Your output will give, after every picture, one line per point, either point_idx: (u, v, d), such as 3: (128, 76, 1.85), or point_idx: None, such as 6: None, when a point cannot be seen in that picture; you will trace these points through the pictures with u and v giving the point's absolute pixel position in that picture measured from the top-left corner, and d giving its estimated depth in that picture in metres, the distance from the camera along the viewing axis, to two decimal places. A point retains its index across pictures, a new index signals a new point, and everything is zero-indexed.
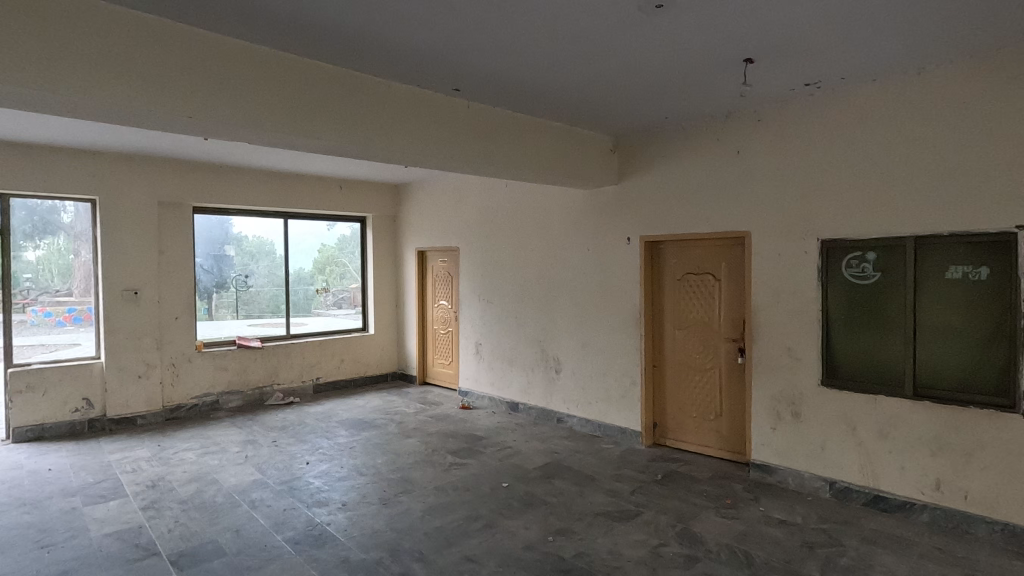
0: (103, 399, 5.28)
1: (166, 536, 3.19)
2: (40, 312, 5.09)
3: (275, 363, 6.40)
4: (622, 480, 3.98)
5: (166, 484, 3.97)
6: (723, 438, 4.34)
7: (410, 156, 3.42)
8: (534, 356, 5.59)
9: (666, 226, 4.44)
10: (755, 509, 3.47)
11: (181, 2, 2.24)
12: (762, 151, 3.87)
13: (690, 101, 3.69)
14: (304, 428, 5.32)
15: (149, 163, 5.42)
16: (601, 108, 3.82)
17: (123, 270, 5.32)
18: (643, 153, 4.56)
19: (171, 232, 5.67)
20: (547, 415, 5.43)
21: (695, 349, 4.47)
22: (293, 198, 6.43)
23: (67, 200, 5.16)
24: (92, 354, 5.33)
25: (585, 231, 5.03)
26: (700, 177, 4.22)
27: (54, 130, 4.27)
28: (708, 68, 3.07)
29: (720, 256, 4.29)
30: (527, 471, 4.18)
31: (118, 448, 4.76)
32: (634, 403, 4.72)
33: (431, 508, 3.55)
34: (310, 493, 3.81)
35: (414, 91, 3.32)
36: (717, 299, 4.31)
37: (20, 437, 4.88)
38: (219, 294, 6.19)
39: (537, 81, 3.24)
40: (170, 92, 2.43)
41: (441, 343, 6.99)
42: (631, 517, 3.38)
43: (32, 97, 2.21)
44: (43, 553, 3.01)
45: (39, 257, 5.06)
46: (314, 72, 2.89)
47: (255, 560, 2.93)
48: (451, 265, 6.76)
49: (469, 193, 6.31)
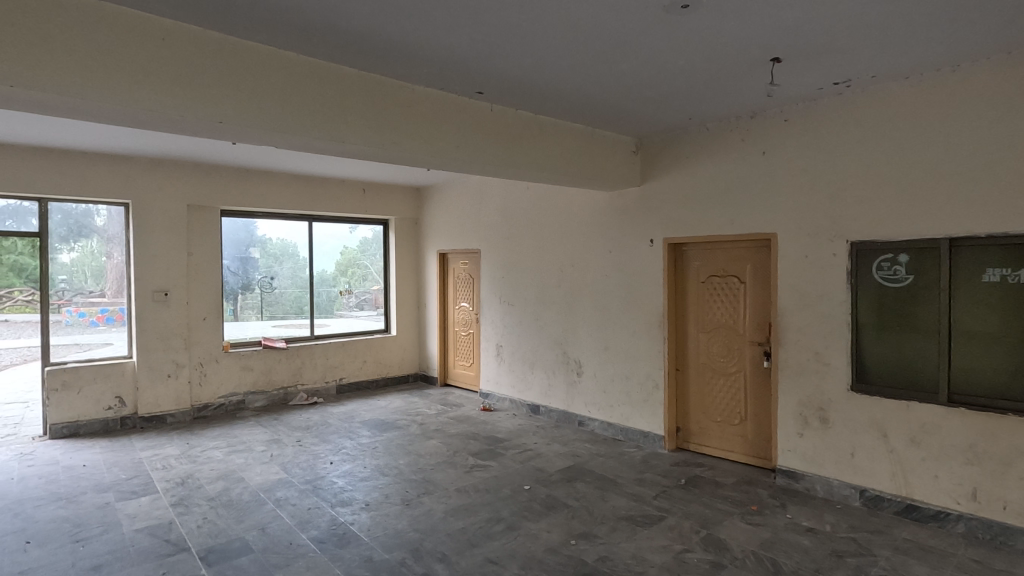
0: (134, 397, 5.43)
1: (195, 533, 3.25)
2: (74, 312, 5.24)
3: (299, 363, 6.50)
4: (645, 484, 3.94)
5: (194, 481, 4.06)
6: (748, 444, 4.27)
7: (434, 160, 3.44)
8: (555, 359, 5.58)
9: (689, 228, 4.39)
10: (782, 516, 3.40)
11: (213, 10, 2.30)
12: (789, 151, 3.81)
13: (715, 101, 3.65)
14: (327, 428, 5.38)
15: (179, 168, 5.56)
16: (624, 110, 3.80)
17: (154, 271, 5.46)
18: (666, 154, 4.52)
19: (199, 235, 5.81)
20: (568, 418, 5.41)
21: (719, 353, 4.42)
22: (318, 201, 6.53)
23: (100, 204, 5.32)
24: (124, 353, 5.48)
25: (607, 233, 5.01)
26: (724, 178, 4.17)
27: (89, 135, 4.40)
28: (733, 68, 3.04)
29: (744, 258, 4.23)
30: (548, 473, 4.16)
31: (149, 445, 4.89)
32: (657, 406, 4.67)
33: (452, 510, 3.56)
34: (334, 492, 3.85)
35: (439, 95, 3.34)
36: (741, 302, 4.26)
37: (56, 433, 5.03)
38: (244, 295, 6.31)
39: (561, 83, 3.24)
40: (203, 98, 2.50)
41: (462, 344, 7.02)
42: (654, 522, 3.34)
43: (74, 104, 2.29)
44: (78, 546, 3.10)
45: (73, 258, 5.22)
46: (339, 77, 2.93)
47: (280, 558, 2.98)
48: (471, 267, 6.79)
49: (490, 195, 6.34)
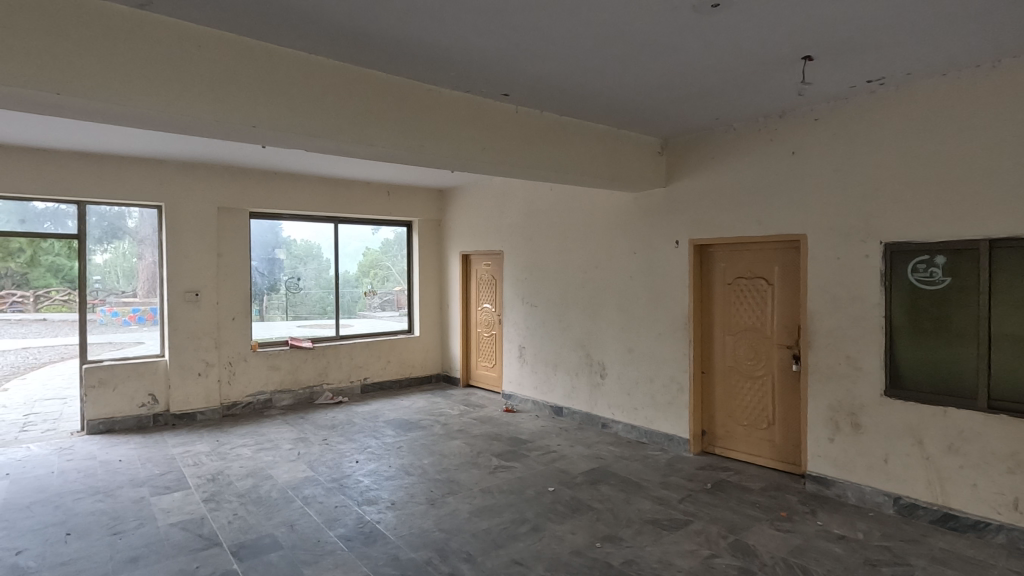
0: (166, 395, 5.56)
1: (226, 528, 3.32)
2: (108, 311, 5.39)
3: (324, 363, 6.60)
4: (670, 488, 3.91)
5: (225, 478, 4.15)
6: (776, 448, 4.20)
7: (460, 162, 3.46)
8: (578, 360, 5.56)
9: (715, 228, 4.35)
10: (812, 523, 3.34)
11: (249, 16, 2.36)
12: (820, 150, 3.74)
13: (744, 101, 3.60)
14: (352, 427, 5.46)
15: (210, 171, 5.69)
16: (649, 111, 3.78)
17: (185, 272, 5.60)
18: (691, 155, 4.48)
19: (228, 237, 5.94)
20: (592, 420, 5.39)
21: (746, 356, 4.36)
22: (343, 203, 6.61)
23: (133, 207, 5.47)
24: (156, 352, 5.62)
25: (631, 234, 4.99)
26: (752, 178, 4.11)
27: (125, 139, 4.53)
28: (763, 67, 3.00)
29: (772, 260, 4.16)
30: (573, 476, 4.15)
31: (180, 441, 5.01)
32: (682, 409, 4.62)
33: (477, 510, 3.57)
34: (360, 491, 3.91)
35: (465, 97, 3.37)
36: (769, 304, 4.19)
37: (93, 429, 5.19)
38: (270, 295, 6.42)
39: (588, 85, 3.23)
40: (238, 104, 2.56)
41: (485, 345, 7.04)
42: (680, 526, 3.31)
43: (115, 111, 2.37)
44: (115, 539, 3.19)
45: (106, 260, 5.37)
46: (368, 81, 2.97)
47: (310, 554, 3.02)
48: (494, 268, 6.81)
49: (514, 197, 6.35)
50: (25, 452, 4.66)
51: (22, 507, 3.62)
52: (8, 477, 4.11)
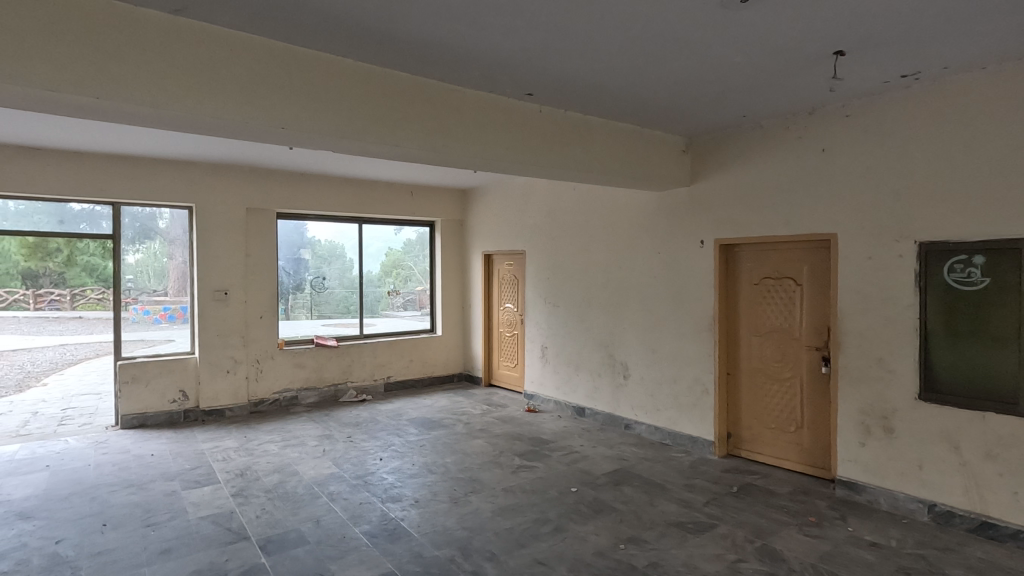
0: (196, 391, 5.70)
1: (254, 522, 3.39)
2: (140, 310, 5.53)
3: (349, 361, 6.68)
4: (694, 490, 3.86)
5: (252, 473, 4.23)
6: (804, 452, 4.11)
7: (483, 162, 3.47)
8: (601, 360, 5.53)
9: (742, 227, 4.28)
10: (842, 529, 3.27)
11: (278, 20, 2.40)
12: (851, 148, 3.65)
13: (772, 98, 3.53)
14: (376, 425, 5.52)
15: (239, 172, 5.82)
16: (673, 109, 3.74)
17: (215, 272, 5.73)
18: (717, 153, 4.42)
19: (256, 237, 6.06)
20: (614, 421, 5.35)
21: (773, 357, 4.28)
22: (367, 204, 6.69)
23: (164, 208, 5.61)
24: (186, 349, 5.76)
25: (654, 233, 4.95)
26: (780, 177, 4.04)
27: (156, 142, 4.65)
28: (793, 63, 2.94)
29: (801, 260, 4.08)
30: (595, 477, 4.12)
31: (210, 437, 5.13)
32: (707, 411, 4.56)
33: (499, 510, 3.58)
34: (383, 488, 3.95)
35: (489, 97, 3.37)
36: (798, 305, 4.11)
37: (126, 424, 5.35)
38: (296, 295, 6.53)
39: (612, 83, 3.21)
40: (268, 107, 2.61)
41: (507, 345, 7.05)
42: (706, 530, 3.27)
43: (150, 114, 2.43)
44: (149, 531, 3.28)
45: (138, 259, 5.52)
46: (393, 81, 3.00)
47: (335, 550, 3.06)
48: (516, 268, 6.82)
49: (536, 196, 6.35)
50: (63, 445, 4.83)
51: (61, 497, 3.75)
52: (48, 469, 4.26)
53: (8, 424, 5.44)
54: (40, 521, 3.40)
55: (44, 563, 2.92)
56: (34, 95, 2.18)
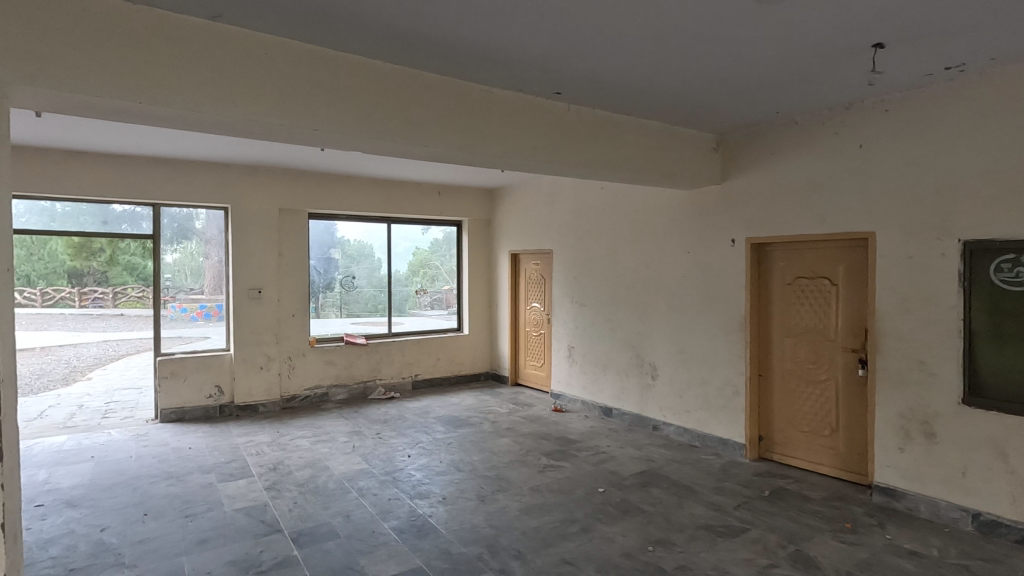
0: (231, 387, 5.86)
1: (287, 516, 3.47)
2: (178, 307, 5.70)
3: (377, 359, 6.78)
4: (724, 493, 3.79)
5: (285, 468, 4.33)
6: (839, 457, 4.00)
7: (511, 161, 3.48)
8: (628, 361, 5.48)
9: (774, 226, 4.19)
10: (880, 536, 3.17)
11: (312, 24, 2.45)
12: (890, 143, 3.54)
13: (807, 92, 3.45)
14: (404, 422, 5.59)
15: (272, 174, 5.96)
16: (704, 106, 3.68)
17: (249, 271, 5.88)
18: (749, 151, 4.34)
19: (289, 237, 6.20)
20: (642, 421, 5.30)
21: (807, 359, 4.18)
22: (396, 204, 6.77)
23: (201, 209, 5.77)
24: (221, 346, 5.92)
25: (683, 232, 4.88)
26: (814, 174, 3.93)
27: (193, 144, 4.79)
28: (829, 57, 2.87)
29: (836, 259, 3.96)
30: (622, 477, 4.09)
31: (244, 432, 5.26)
32: (737, 414, 4.48)
33: (526, 509, 3.58)
34: (412, 484, 3.99)
35: (517, 96, 3.38)
36: (833, 306, 4.00)
37: (165, 418, 5.53)
38: (326, 294, 6.65)
39: (642, 81, 3.18)
40: (301, 109, 2.66)
41: (534, 344, 7.05)
42: (736, 534, 3.21)
43: (190, 117, 2.51)
44: (187, 521, 3.39)
45: (175, 259, 5.68)
46: (423, 82, 3.03)
47: (364, 544, 3.11)
48: (543, 267, 6.80)
49: (563, 195, 6.33)
50: (107, 437, 5.02)
51: (105, 487, 3.91)
52: (93, 460, 4.44)
53: (56, 416, 5.69)
54: (86, 510, 3.55)
55: (89, 549, 3.05)
56: (81, 101, 2.27)
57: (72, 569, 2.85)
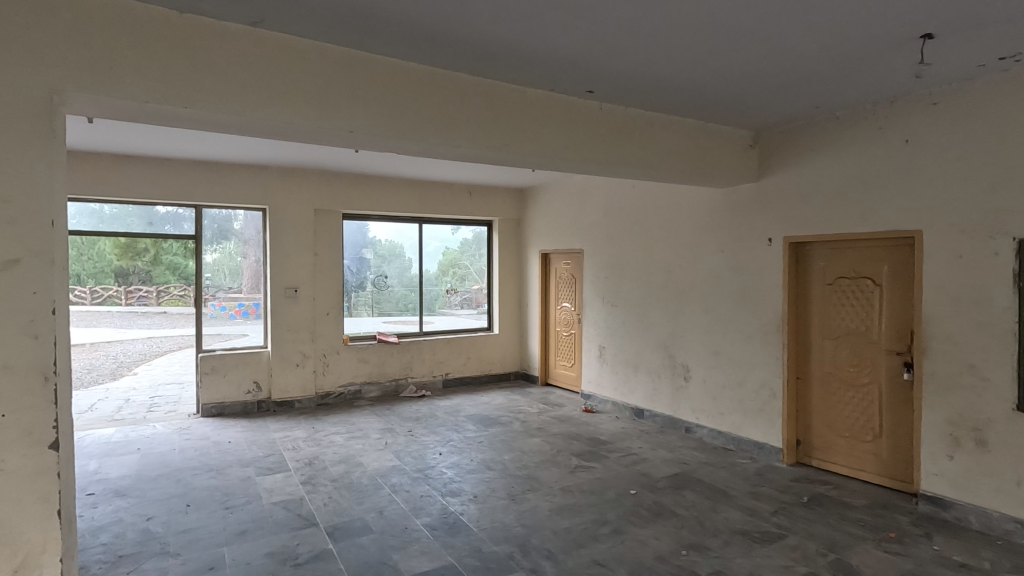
0: (269, 383, 6.02)
1: (322, 510, 3.55)
2: (217, 305, 5.88)
3: (409, 358, 6.87)
4: (760, 498, 3.71)
5: (320, 463, 4.43)
6: (882, 463, 3.86)
7: (543, 161, 3.48)
8: (660, 362, 5.41)
9: (814, 224, 4.07)
10: (927, 546, 3.05)
11: (349, 28, 2.50)
12: (938, 138, 3.40)
13: (850, 86, 3.34)
14: (435, 420, 5.65)
15: (308, 175, 6.10)
16: (740, 102, 3.61)
17: (286, 270, 6.04)
18: (787, 148, 4.23)
19: (324, 237, 6.33)
20: (674, 423, 5.23)
21: (848, 362, 4.05)
22: (427, 204, 6.85)
23: (239, 210, 5.95)
24: (258, 344, 6.08)
25: (718, 231, 4.79)
26: (857, 170, 3.81)
27: (232, 147, 4.93)
28: (874, 49, 2.77)
29: (880, 259, 3.83)
30: (655, 479, 4.04)
31: (281, 427, 5.40)
32: (774, 417, 4.37)
33: (557, 509, 3.57)
34: (443, 482, 4.03)
35: (550, 96, 3.37)
36: (876, 307, 3.86)
37: (206, 412, 5.72)
38: (358, 293, 6.76)
39: (677, 77, 3.13)
40: (337, 111, 2.71)
41: (564, 344, 7.02)
42: (774, 540, 3.14)
43: (232, 121, 2.59)
44: (228, 513, 3.50)
45: (215, 259, 5.86)
46: (455, 83, 3.05)
47: (397, 540, 3.15)
48: (574, 266, 6.78)
49: (594, 194, 6.29)
50: (152, 430, 5.23)
51: (151, 478, 4.06)
52: (139, 451, 4.63)
53: (105, 409, 5.95)
54: (134, 499, 3.70)
55: (136, 537, 3.17)
56: (132, 107, 2.37)
57: (121, 556, 2.98)
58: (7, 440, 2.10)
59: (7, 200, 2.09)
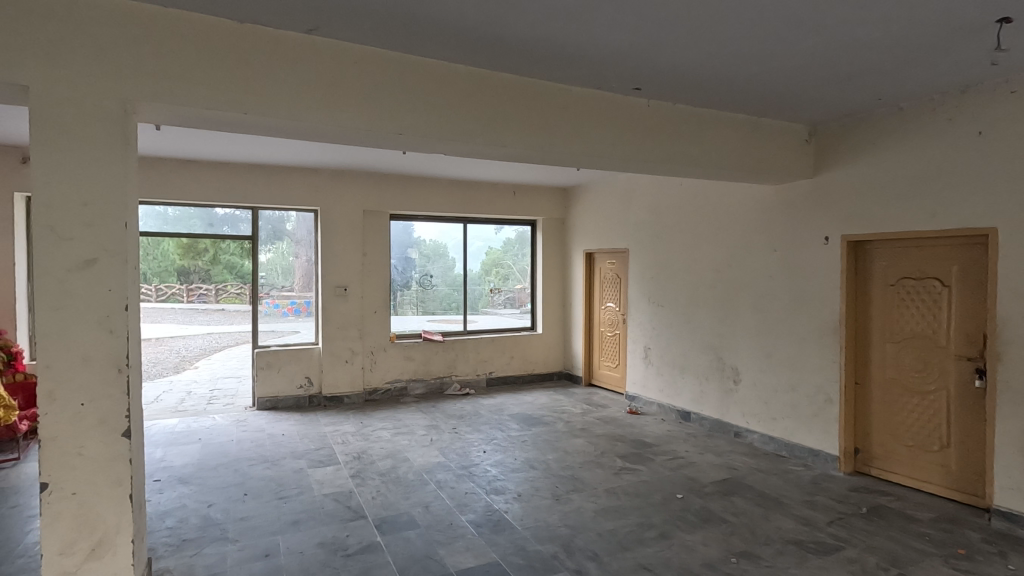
0: (319, 378, 6.22)
1: (370, 502, 3.65)
2: (271, 303, 6.12)
3: (453, 356, 6.96)
4: (815, 508, 3.56)
5: (368, 457, 4.54)
6: (950, 475, 3.64)
7: (588, 160, 3.45)
8: (708, 364, 5.27)
9: (874, 222, 3.88)
10: (1001, 566, 2.85)
11: (399, 32, 2.55)
12: (1016, 129, 3.17)
13: (916, 76, 3.16)
14: (479, 418, 5.70)
15: (357, 177, 6.26)
16: (795, 96, 3.47)
17: (336, 270, 6.22)
18: (846, 142, 4.04)
19: (372, 237, 6.48)
20: (723, 427, 5.09)
21: (913, 367, 3.84)
22: (472, 204, 6.92)
23: (292, 211, 6.17)
24: (310, 340, 6.30)
25: (771, 230, 4.63)
26: (924, 165, 3.60)
27: (286, 151, 5.11)
28: (944, 36, 2.61)
29: (948, 259, 3.60)
30: (702, 484, 3.95)
31: (331, 421, 5.57)
32: (830, 423, 4.19)
33: (601, 511, 3.54)
34: (487, 480, 4.07)
35: (596, 94, 3.34)
36: (944, 309, 3.64)
37: (262, 406, 5.97)
38: (404, 292, 6.90)
39: (728, 72, 3.05)
40: (387, 114, 2.78)
41: (609, 345, 6.94)
42: (830, 551, 3.01)
43: (289, 126, 2.69)
44: (281, 502, 3.64)
45: (268, 259, 6.10)
46: (502, 84, 3.07)
47: (443, 535, 3.20)
48: (619, 266, 6.69)
49: (640, 192, 6.19)
50: (211, 421, 5.49)
51: (211, 467, 4.27)
52: (200, 441, 4.87)
53: (169, 400, 6.30)
54: (196, 487, 3.90)
55: (198, 523, 3.35)
56: (197, 114, 2.50)
57: (185, 540, 3.15)
58: (85, 426, 2.26)
59: (86, 202, 2.24)
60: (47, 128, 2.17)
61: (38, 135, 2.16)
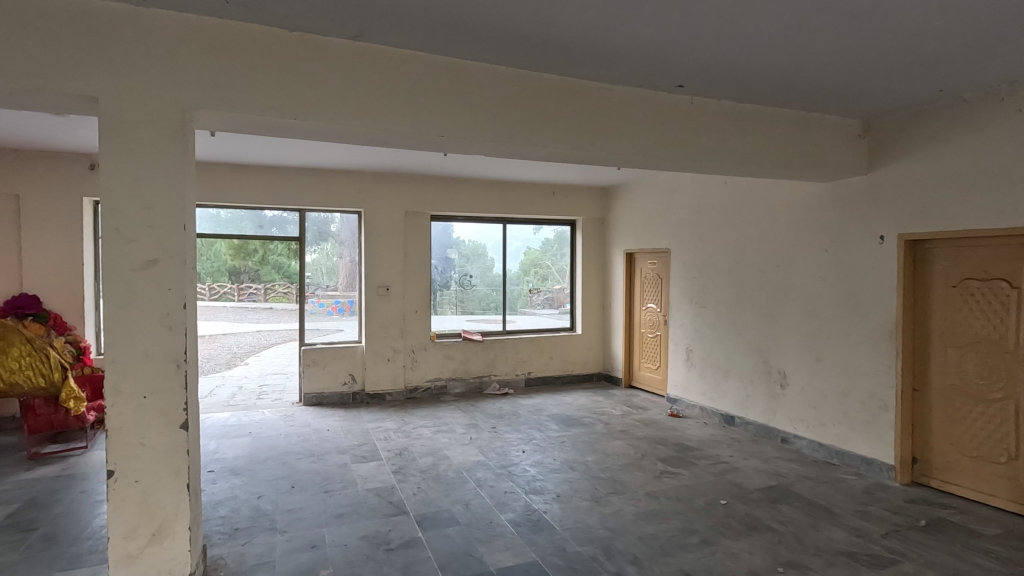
0: (362, 376, 6.37)
1: (412, 499, 3.71)
2: (317, 302, 6.31)
3: (492, 356, 7.00)
4: (869, 519, 3.41)
5: (410, 454, 4.63)
6: (1018, 489, 3.42)
7: (629, 158, 3.41)
8: (754, 367, 5.12)
9: (935, 220, 3.68)
10: None
11: (441, 36, 2.59)
12: None
13: (981, 65, 2.99)
14: (518, 418, 5.71)
15: (399, 178, 6.39)
16: (848, 89, 3.34)
17: (379, 270, 6.36)
18: (904, 136, 3.86)
19: (414, 237, 6.60)
20: (769, 432, 4.94)
21: (977, 374, 3.62)
22: (511, 205, 6.95)
23: (336, 213, 6.34)
24: (353, 338, 6.47)
25: (821, 229, 4.46)
26: (990, 159, 3.39)
27: (330, 154, 5.26)
28: (1013, 22, 2.46)
29: (1018, 259, 3.39)
30: (747, 491, 3.84)
31: (373, 418, 5.70)
32: (886, 431, 4.00)
33: (642, 514, 3.49)
34: (527, 479, 4.08)
35: (638, 92, 3.30)
36: (1012, 313, 3.43)
37: (308, 401, 6.16)
38: (444, 292, 6.98)
39: (776, 66, 2.95)
40: (430, 117, 2.82)
41: (649, 346, 6.84)
42: (885, 565, 2.87)
43: (335, 130, 2.77)
44: (326, 496, 3.75)
45: (313, 259, 6.29)
46: (542, 85, 3.07)
47: (483, 533, 3.23)
48: (661, 266, 6.58)
49: (682, 191, 6.07)
50: (261, 415, 5.71)
51: (261, 459, 4.44)
52: (251, 435, 5.08)
53: (222, 395, 6.59)
54: (246, 478, 4.06)
55: (249, 513, 3.49)
56: (250, 121, 2.61)
57: (236, 528, 3.29)
58: (148, 418, 2.40)
59: (149, 207, 2.37)
60: (115, 138, 2.31)
61: (107, 144, 2.30)
